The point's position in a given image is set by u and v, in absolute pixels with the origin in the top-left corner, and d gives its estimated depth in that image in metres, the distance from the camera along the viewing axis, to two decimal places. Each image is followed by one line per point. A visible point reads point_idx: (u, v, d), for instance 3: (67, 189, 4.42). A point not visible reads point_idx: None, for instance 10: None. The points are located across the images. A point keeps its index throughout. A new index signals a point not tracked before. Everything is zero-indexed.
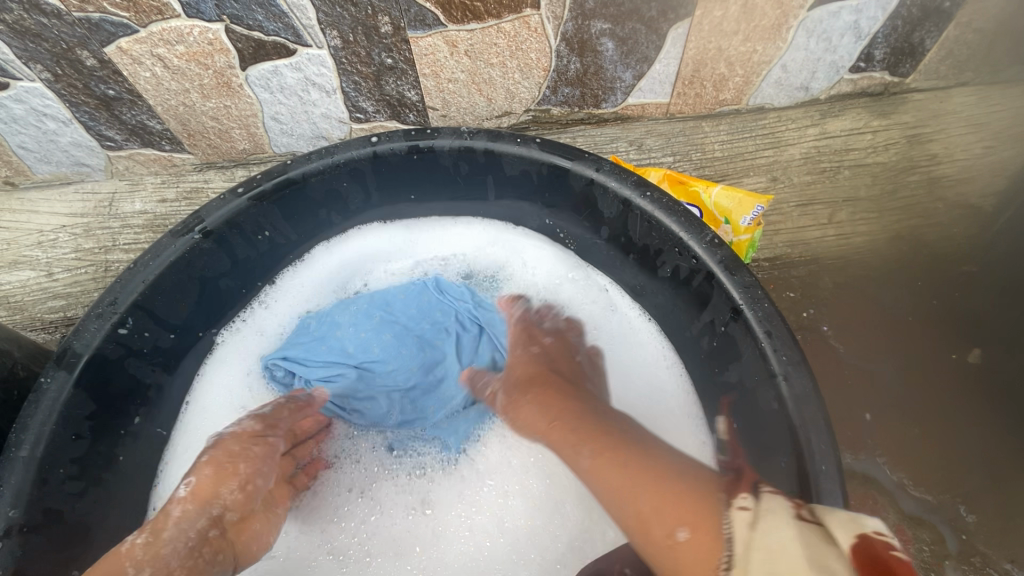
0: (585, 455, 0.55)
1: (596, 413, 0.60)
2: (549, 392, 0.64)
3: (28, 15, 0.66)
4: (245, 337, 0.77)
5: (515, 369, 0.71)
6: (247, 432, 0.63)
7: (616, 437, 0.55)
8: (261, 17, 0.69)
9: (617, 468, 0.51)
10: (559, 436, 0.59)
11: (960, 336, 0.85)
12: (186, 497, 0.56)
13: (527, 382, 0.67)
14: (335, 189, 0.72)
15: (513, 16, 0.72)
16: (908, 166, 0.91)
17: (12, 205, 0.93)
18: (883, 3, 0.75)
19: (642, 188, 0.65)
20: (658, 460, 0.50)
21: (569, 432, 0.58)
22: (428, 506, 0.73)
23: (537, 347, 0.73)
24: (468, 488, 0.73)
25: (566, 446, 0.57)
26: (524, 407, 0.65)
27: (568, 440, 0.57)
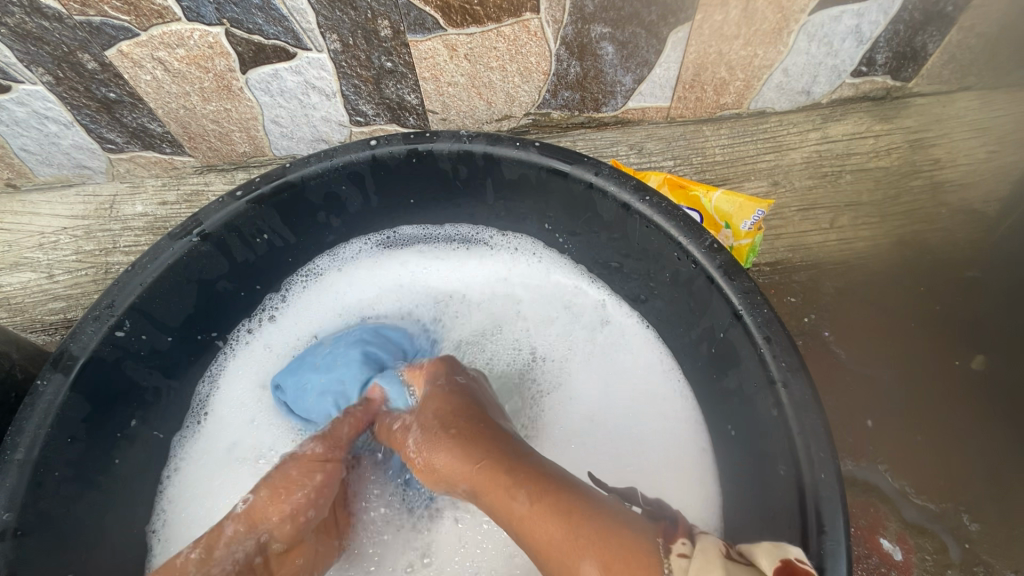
0: (522, 500, 0.51)
1: (526, 454, 0.55)
2: (474, 428, 0.58)
3: (29, 19, 0.66)
4: (254, 351, 0.77)
5: (428, 401, 0.63)
6: (309, 458, 0.63)
7: (550, 482, 0.52)
8: (261, 21, 0.69)
9: (556, 523, 0.48)
10: (491, 478, 0.53)
11: (963, 343, 0.84)
12: (239, 516, 0.59)
13: (446, 417, 0.60)
14: (333, 193, 0.72)
15: (512, 20, 0.72)
16: (910, 171, 0.91)
17: (14, 207, 0.93)
18: (885, 7, 0.74)
19: (641, 193, 0.65)
20: (595, 510, 0.49)
21: (503, 473, 0.53)
22: (425, 550, 0.70)
23: (461, 377, 0.66)
24: (469, 532, 0.70)
25: (495, 490, 0.53)
26: (440, 447, 0.58)
27: (505, 483, 0.52)
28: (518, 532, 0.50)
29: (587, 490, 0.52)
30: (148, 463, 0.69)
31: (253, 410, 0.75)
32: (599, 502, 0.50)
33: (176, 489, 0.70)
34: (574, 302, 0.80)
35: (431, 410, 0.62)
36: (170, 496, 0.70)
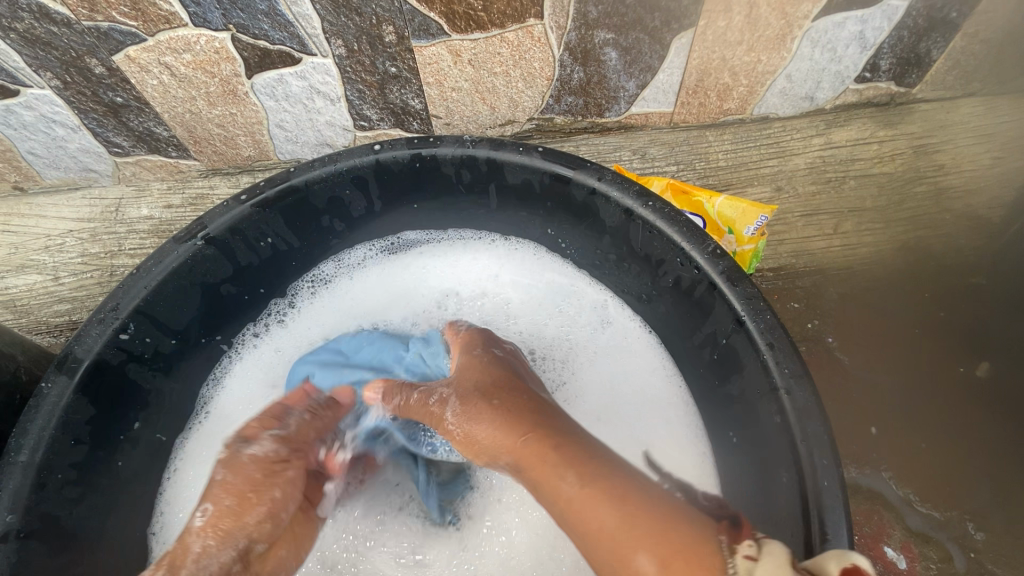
0: (571, 482, 0.47)
1: (571, 431, 0.52)
2: (516, 402, 0.54)
3: (38, 24, 0.67)
4: (260, 353, 0.78)
5: (467, 371, 0.59)
6: (270, 458, 0.56)
7: (600, 465, 0.48)
8: (267, 26, 0.69)
9: (609, 512, 0.44)
10: (535, 454, 0.49)
11: (967, 350, 0.84)
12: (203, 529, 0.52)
13: (486, 387, 0.56)
14: (337, 197, 0.72)
15: (516, 25, 0.72)
16: (915, 177, 0.91)
17: (20, 210, 0.94)
18: (889, 14, 0.74)
19: (644, 199, 0.65)
20: (650, 502, 0.45)
21: (549, 451, 0.49)
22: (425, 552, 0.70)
23: (498, 350, 0.63)
24: (470, 535, 0.71)
25: (538, 468, 0.49)
26: (480, 420, 0.54)
27: (552, 461, 0.48)
28: (566, 515, 0.46)
29: (643, 479, 0.48)
30: (152, 465, 0.69)
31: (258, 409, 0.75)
32: (655, 493, 0.46)
33: (176, 489, 0.70)
34: (573, 306, 0.80)
35: (466, 382, 0.58)
36: (170, 497, 0.70)
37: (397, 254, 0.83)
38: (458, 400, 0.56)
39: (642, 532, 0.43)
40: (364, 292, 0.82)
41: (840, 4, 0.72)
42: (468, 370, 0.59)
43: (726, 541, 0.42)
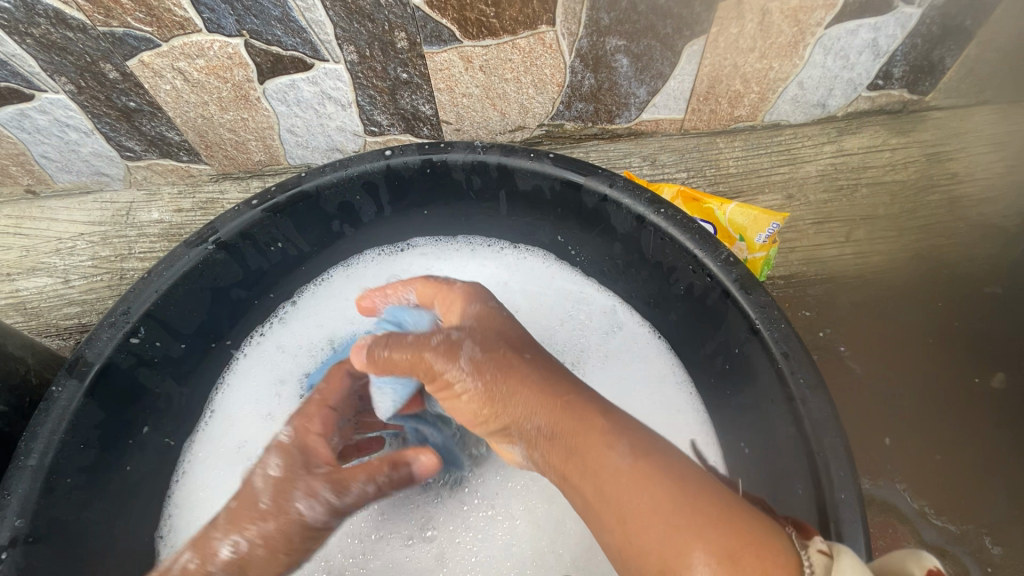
0: (623, 453, 0.48)
1: (619, 407, 0.53)
2: (553, 371, 0.56)
3: (54, 29, 0.68)
4: (265, 352, 0.77)
5: (484, 321, 0.59)
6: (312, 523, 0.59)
7: (658, 449, 0.49)
8: (280, 32, 0.70)
9: (669, 494, 0.44)
10: (581, 422, 0.51)
11: (982, 360, 0.82)
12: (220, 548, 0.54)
13: (515, 345, 0.57)
14: (348, 202, 0.72)
15: (528, 32, 0.72)
16: (928, 185, 0.90)
17: (32, 213, 0.94)
18: (903, 21, 0.74)
19: (656, 205, 0.65)
20: (712, 493, 0.45)
21: (593, 421, 0.51)
22: (431, 530, 0.69)
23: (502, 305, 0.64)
24: (473, 513, 0.70)
25: (579, 435, 0.50)
26: (511, 377, 0.54)
27: (600, 431, 0.49)
28: (606, 485, 0.47)
29: (700, 471, 0.48)
30: (160, 470, 0.68)
31: (272, 405, 0.75)
32: (715, 486, 0.46)
33: (185, 490, 0.70)
34: (581, 310, 0.79)
35: (484, 339, 0.57)
36: (178, 498, 0.69)
37: (401, 256, 0.82)
38: (479, 352, 0.56)
39: (708, 520, 0.42)
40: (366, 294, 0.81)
41: (853, 12, 0.72)
42: (485, 324, 0.59)
43: (797, 538, 0.42)
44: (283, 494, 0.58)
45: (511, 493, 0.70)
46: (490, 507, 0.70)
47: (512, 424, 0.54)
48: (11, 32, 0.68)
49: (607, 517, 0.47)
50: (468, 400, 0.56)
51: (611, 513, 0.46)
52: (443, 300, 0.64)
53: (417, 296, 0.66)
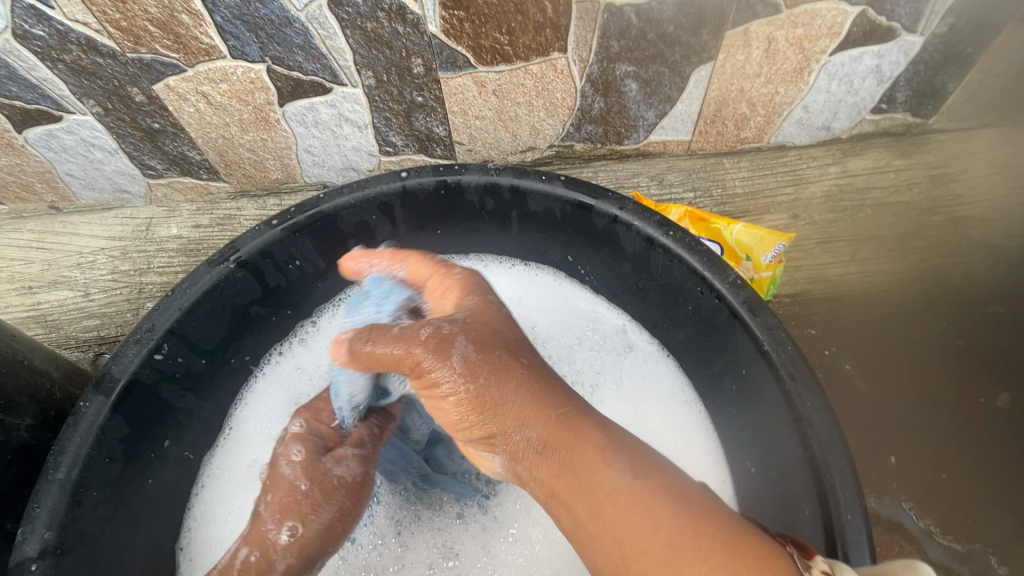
0: (621, 472, 0.47)
1: (612, 420, 0.52)
2: (549, 376, 0.52)
3: (85, 56, 0.70)
4: (283, 371, 0.79)
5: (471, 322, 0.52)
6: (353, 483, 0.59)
7: (654, 464, 0.48)
8: (302, 58, 0.72)
9: (671, 514, 0.44)
10: (576, 437, 0.48)
11: (987, 380, 0.83)
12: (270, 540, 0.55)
13: (512, 346, 0.52)
14: (364, 222, 0.75)
15: (540, 58, 0.75)
16: (931, 206, 0.91)
17: (55, 227, 0.97)
18: (905, 49, 0.76)
19: (665, 228, 0.67)
20: (714, 510, 0.45)
21: (589, 435, 0.49)
22: (452, 559, 0.70)
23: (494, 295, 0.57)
24: (492, 539, 0.71)
25: (574, 450, 0.48)
26: (505, 384, 0.49)
27: (596, 449, 0.48)
28: (604, 503, 0.46)
29: (700, 487, 0.47)
30: (179, 483, 0.70)
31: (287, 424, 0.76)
32: (715, 502, 0.46)
33: (203, 505, 0.71)
34: (594, 329, 0.81)
35: (479, 338, 0.51)
36: (197, 514, 0.71)
37: None
38: (471, 352, 0.50)
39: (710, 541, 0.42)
40: None
41: (856, 40, 0.74)
42: (478, 321, 0.52)
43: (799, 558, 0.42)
44: (316, 469, 0.58)
45: (526, 517, 0.71)
46: (508, 534, 0.71)
47: (499, 434, 0.49)
48: (44, 58, 0.70)
49: (604, 535, 0.45)
50: (456, 405, 0.50)
51: (604, 532, 0.45)
52: (439, 284, 0.57)
53: (409, 273, 0.59)
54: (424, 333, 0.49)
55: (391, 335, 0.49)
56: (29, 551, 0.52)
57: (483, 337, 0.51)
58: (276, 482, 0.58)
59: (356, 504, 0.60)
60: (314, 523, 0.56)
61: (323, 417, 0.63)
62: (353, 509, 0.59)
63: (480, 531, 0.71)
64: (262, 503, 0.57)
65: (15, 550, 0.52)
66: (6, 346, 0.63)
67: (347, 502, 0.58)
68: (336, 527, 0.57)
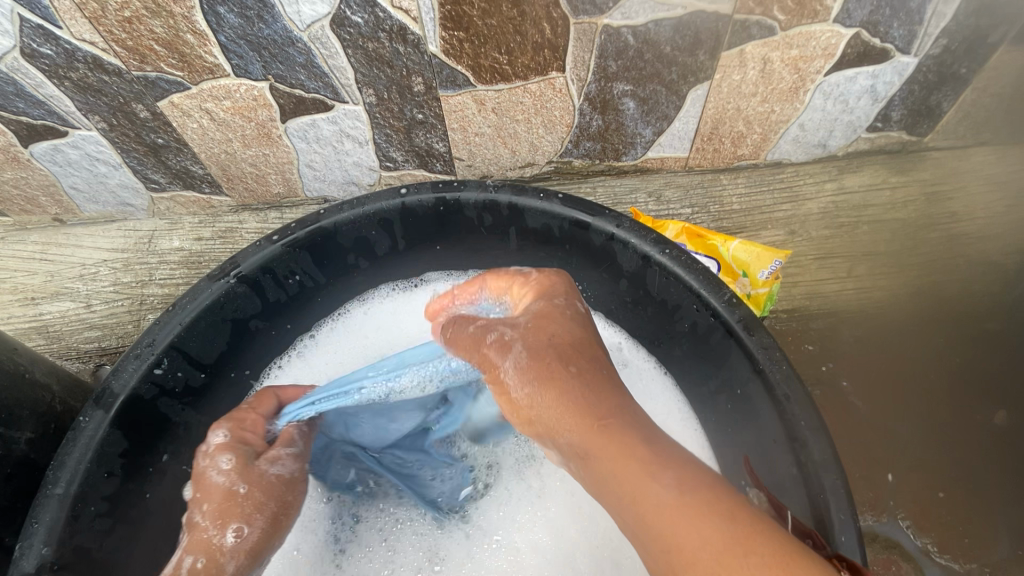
0: (667, 485, 0.41)
1: (663, 431, 0.46)
2: (602, 381, 0.47)
3: (91, 73, 0.72)
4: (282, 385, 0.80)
5: (538, 328, 0.50)
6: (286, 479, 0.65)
7: (707, 479, 0.42)
8: (304, 77, 0.74)
9: (724, 535, 0.38)
10: (623, 446, 0.43)
11: (983, 397, 0.83)
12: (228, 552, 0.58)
13: (565, 351, 0.48)
14: (364, 238, 0.75)
15: (539, 78, 0.76)
16: (927, 224, 0.92)
17: (58, 239, 0.98)
18: (900, 69, 0.77)
19: (661, 245, 0.67)
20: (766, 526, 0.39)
21: (635, 445, 0.43)
22: (439, 562, 0.70)
23: (561, 300, 0.54)
24: (476, 545, 0.70)
25: (622, 460, 0.43)
26: (548, 390, 0.47)
27: (641, 461, 0.42)
28: (647, 517, 0.41)
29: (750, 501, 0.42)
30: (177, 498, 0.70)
31: None
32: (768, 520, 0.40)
33: None
34: None
35: (533, 340, 0.49)
36: None
37: (415, 292, 0.85)
38: (525, 354, 0.49)
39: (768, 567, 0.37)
40: (381, 329, 0.83)
41: (850, 61, 0.75)
42: (533, 325, 0.51)
43: None
44: (251, 472, 0.62)
45: (512, 526, 0.71)
46: (491, 540, 0.70)
47: (546, 434, 0.48)
48: (51, 76, 0.72)
49: (650, 550, 0.41)
50: (512, 401, 0.49)
51: (653, 547, 0.40)
52: (516, 293, 0.57)
53: (490, 292, 0.59)
54: (493, 335, 0.51)
55: (472, 335, 0.53)
56: (27, 567, 0.53)
57: (545, 338, 0.49)
58: (210, 491, 0.61)
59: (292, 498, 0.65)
60: (257, 522, 0.60)
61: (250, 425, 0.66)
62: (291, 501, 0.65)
63: (464, 538, 0.71)
64: (198, 516, 0.59)
65: (13, 565, 0.53)
66: (8, 360, 0.64)
67: (285, 495, 0.64)
68: (278, 521, 0.63)
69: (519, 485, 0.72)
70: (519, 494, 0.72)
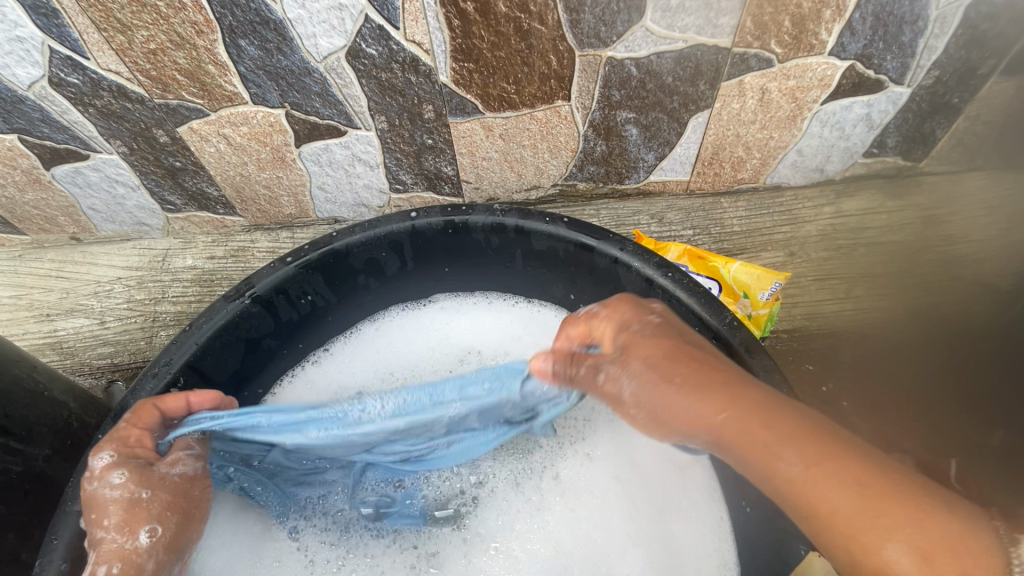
0: (791, 461, 0.40)
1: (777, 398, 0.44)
2: (702, 372, 0.46)
3: (115, 101, 0.74)
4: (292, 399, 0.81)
5: (634, 347, 0.51)
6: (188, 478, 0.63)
7: (827, 435, 0.40)
8: (319, 104, 0.77)
9: (852, 498, 0.37)
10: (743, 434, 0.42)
11: (982, 416, 0.84)
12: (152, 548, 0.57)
13: (665, 365, 0.48)
14: (374, 258, 0.77)
15: (545, 106, 0.79)
16: (924, 246, 0.94)
17: (75, 257, 1.00)
18: (893, 99, 0.80)
19: (664, 269, 0.69)
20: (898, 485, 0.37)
21: (754, 425, 0.42)
22: (436, 564, 0.70)
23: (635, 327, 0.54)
24: (475, 553, 0.70)
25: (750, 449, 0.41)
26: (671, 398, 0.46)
27: (761, 440, 0.41)
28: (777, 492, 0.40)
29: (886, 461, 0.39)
30: None
31: None
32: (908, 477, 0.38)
33: None
34: None
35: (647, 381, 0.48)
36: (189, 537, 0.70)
37: (423, 311, 0.87)
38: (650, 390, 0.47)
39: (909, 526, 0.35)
40: (389, 346, 0.85)
41: (846, 91, 0.78)
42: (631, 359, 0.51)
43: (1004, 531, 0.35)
44: (149, 478, 0.59)
45: (513, 539, 0.71)
46: (491, 547, 0.70)
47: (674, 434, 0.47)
48: (76, 103, 0.74)
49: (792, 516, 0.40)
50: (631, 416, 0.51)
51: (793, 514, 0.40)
52: (600, 331, 0.56)
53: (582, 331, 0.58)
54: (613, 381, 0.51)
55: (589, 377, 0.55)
56: None
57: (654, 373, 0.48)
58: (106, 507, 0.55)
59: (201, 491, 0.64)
60: (170, 522, 0.59)
61: (135, 437, 0.59)
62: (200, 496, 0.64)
63: (462, 545, 0.70)
64: (99, 530, 0.54)
65: None
66: (27, 377, 0.65)
67: (191, 492, 0.63)
68: (189, 516, 0.62)
69: (517, 496, 0.73)
70: (518, 504, 0.72)
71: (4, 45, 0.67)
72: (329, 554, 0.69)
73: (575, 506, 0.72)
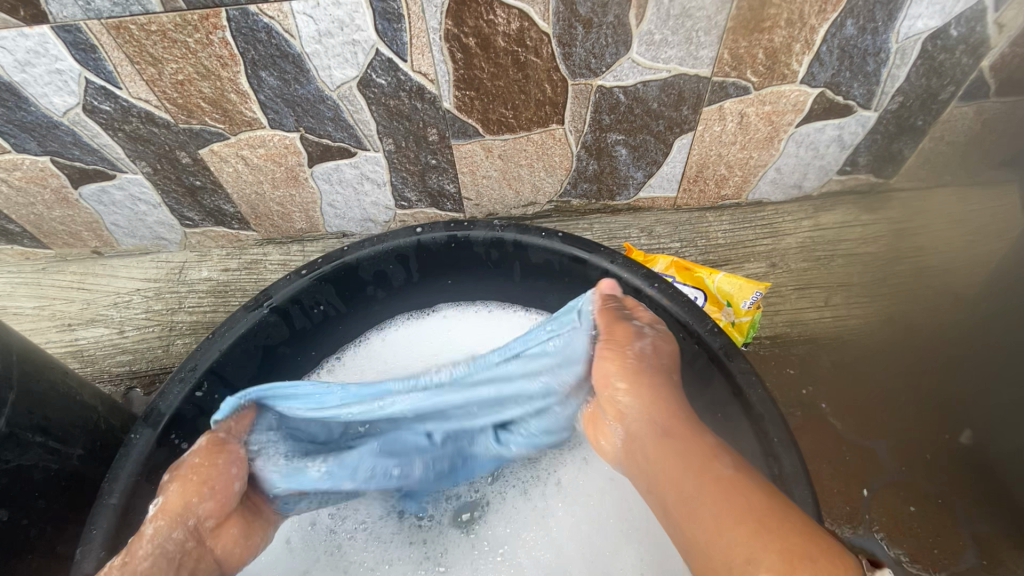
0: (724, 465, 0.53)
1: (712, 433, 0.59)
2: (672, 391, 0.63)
3: (143, 126, 0.80)
4: None
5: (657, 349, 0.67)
6: (205, 448, 0.65)
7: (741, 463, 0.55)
8: (331, 128, 0.83)
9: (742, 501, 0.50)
10: (687, 453, 0.56)
11: (951, 417, 0.90)
12: (155, 516, 0.59)
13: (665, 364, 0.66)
14: (383, 271, 0.83)
15: (541, 129, 0.85)
16: (896, 256, 1.00)
17: (96, 270, 1.06)
18: (862, 122, 0.87)
19: (651, 280, 0.75)
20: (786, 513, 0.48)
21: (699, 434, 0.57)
22: (443, 564, 0.75)
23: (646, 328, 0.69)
24: (480, 557, 0.75)
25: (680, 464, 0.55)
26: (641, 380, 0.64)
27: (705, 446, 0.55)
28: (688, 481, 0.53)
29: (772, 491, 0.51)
30: None
31: None
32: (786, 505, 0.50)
33: None
34: None
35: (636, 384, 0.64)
36: None
37: (427, 320, 0.92)
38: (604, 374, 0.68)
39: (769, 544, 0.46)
40: (395, 354, 0.90)
41: (818, 115, 0.85)
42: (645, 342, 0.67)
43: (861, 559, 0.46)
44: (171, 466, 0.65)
45: (518, 541, 0.75)
46: (498, 552, 0.75)
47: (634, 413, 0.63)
48: (106, 128, 0.80)
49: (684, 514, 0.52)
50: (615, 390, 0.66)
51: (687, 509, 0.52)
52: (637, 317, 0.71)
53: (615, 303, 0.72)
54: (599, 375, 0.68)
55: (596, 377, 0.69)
56: (87, 568, 0.58)
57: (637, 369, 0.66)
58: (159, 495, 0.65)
59: (206, 469, 0.63)
60: (168, 490, 0.61)
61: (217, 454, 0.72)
62: (211, 472, 0.63)
63: (471, 550, 0.75)
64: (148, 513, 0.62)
65: (75, 567, 0.58)
66: (62, 382, 0.70)
67: (198, 465, 0.63)
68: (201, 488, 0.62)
69: (524, 504, 0.77)
70: (525, 511, 0.77)
71: (44, 76, 0.73)
72: (354, 549, 0.75)
73: (575, 509, 0.76)
